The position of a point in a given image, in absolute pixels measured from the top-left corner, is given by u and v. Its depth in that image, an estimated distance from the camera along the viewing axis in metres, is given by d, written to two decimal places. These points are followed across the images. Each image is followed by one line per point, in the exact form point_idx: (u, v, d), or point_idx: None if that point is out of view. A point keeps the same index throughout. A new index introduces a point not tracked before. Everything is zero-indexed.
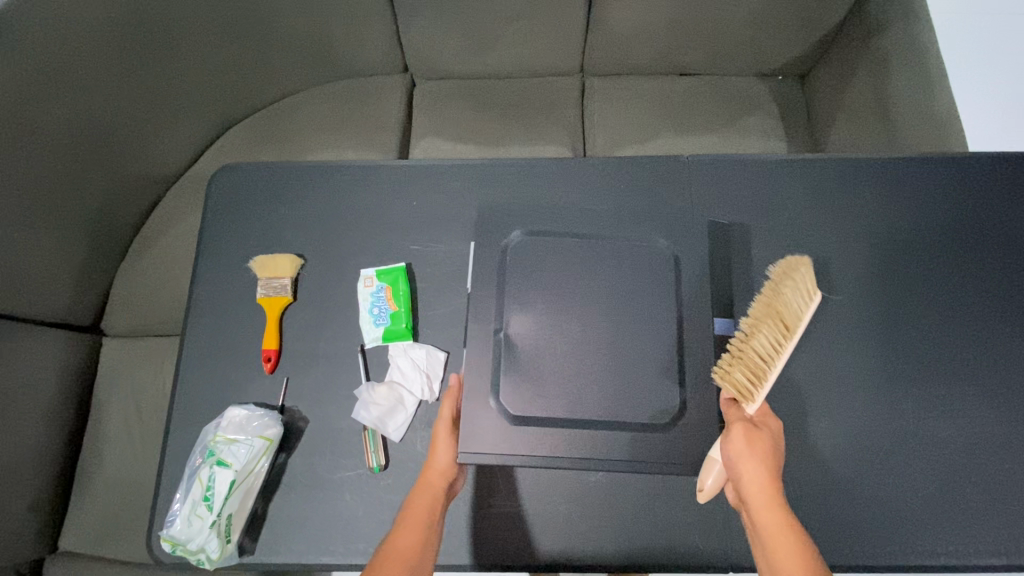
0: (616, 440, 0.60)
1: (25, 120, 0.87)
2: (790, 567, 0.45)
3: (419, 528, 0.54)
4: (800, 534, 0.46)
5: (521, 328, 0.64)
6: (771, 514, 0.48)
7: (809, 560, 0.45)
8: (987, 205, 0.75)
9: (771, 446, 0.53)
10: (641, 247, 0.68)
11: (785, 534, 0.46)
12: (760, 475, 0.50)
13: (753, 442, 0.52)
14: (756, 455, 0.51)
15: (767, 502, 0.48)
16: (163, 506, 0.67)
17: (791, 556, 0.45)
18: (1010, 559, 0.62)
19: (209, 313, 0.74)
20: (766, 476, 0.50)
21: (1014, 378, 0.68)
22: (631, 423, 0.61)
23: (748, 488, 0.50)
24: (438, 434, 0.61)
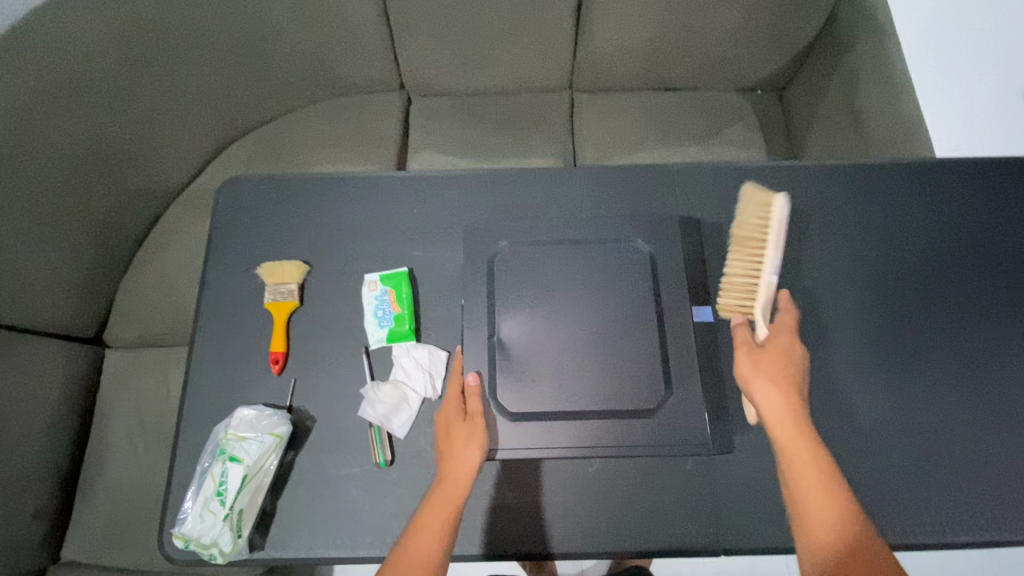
0: (611, 430, 0.64)
1: (29, 133, 0.92)
2: (800, 459, 0.55)
3: (435, 533, 0.57)
4: (809, 436, 0.57)
5: (514, 331, 0.68)
6: (793, 439, 0.57)
7: (820, 455, 0.56)
8: (950, 206, 0.81)
9: (778, 362, 0.62)
10: (630, 249, 0.72)
11: (797, 441, 0.56)
12: (779, 402, 0.59)
13: (757, 361, 0.62)
14: (763, 375, 0.61)
15: (787, 427, 0.57)
16: (172, 505, 0.69)
17: (803, 458, 0.55)
18: (981, 536, 0.65)
19: (218, 318, 0.77)
20: (784, 403, 0.59)
21: (978, 365, 0.73)
22: (625, 413, 0.65)
23: (762, 405, 0.60)
24: (462, 434, 0.63)
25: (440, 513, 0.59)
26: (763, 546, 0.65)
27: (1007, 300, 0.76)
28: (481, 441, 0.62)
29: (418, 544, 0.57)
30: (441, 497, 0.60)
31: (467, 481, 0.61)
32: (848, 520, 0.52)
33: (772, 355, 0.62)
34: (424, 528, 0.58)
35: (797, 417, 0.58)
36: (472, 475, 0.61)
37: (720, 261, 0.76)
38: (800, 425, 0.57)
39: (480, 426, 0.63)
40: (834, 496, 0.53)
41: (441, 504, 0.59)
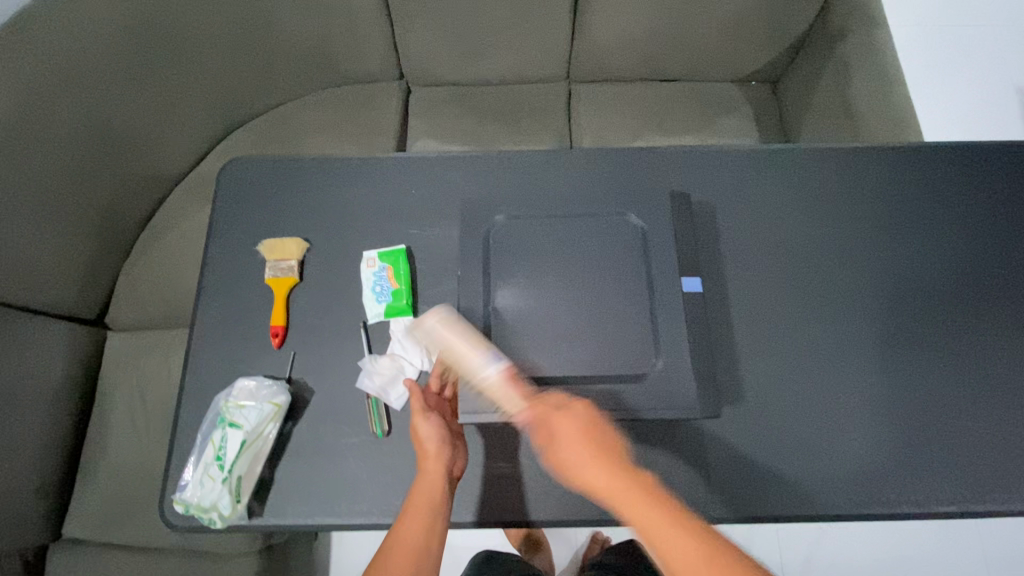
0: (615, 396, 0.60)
1: (39, 115, 0.95)
2: (657, 522, 0.48)
3: (421, 522, 0.60)
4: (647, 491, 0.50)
5: (508, 299, 0.64)
6: (631, 506, 0.49)
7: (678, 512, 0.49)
8: (936, 189, 0.82)
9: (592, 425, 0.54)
10: (621, 223, 0.67)
11: (642, 503, 0.49)
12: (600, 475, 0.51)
13: (587, 434, 0.53)
14: (582, 448, 0.52)
15: (629, 493, 0.49)
16: (172, 475, 0.70)
17: (660, 522, 0.47)
18: (963, 505, 0.67)
19: (220, 294, 0.78)
20: (600, 467, 0.51)
21: (963, 342, 0.74)
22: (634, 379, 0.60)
23: (595, 485, 0.51)
24: (422, 426, 0.65)
25: (418, 504, 0.61)
26: (751, 513, 0.67)
27: (996, 281, 0.77)
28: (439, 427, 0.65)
29: (404, 534, 0.59)
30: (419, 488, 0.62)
31: (439, 467, 0.63)
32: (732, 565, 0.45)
33: (563, 419, 0.54)
34: (409, 521, 0.60)
35: (631, 477, 0.51)
36: (443, 460, 0.63)
37: (712, 240, 0.78)
38: (638, 485, 0.50)
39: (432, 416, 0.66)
40: (689, 541, 0.47)
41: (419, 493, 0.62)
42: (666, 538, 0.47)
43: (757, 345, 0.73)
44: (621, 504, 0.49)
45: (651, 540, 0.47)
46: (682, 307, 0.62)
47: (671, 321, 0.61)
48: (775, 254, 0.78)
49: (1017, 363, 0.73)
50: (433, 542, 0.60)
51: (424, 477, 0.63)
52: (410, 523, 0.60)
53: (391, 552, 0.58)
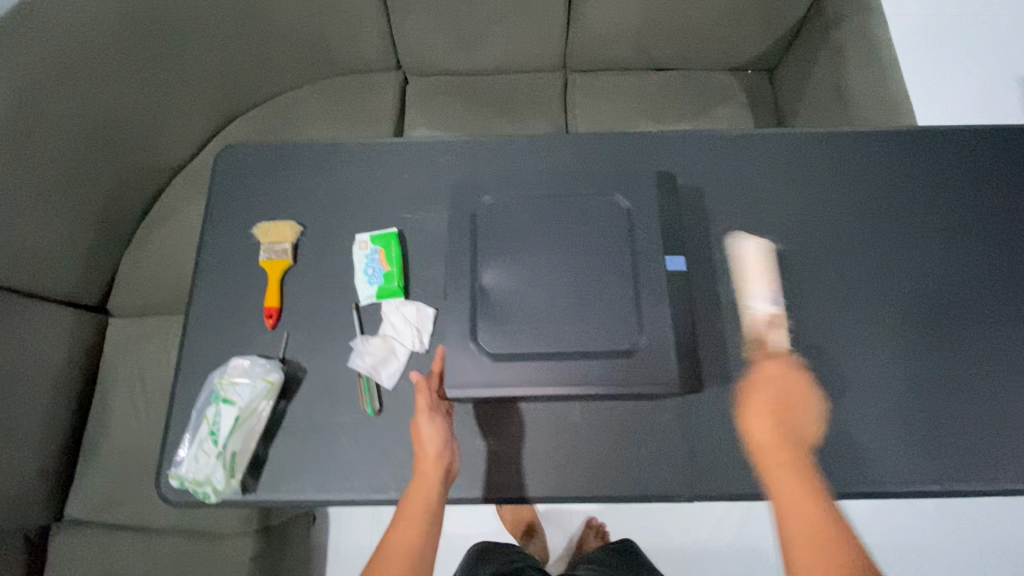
0: (596, 370, 0.61)
1: (38, 102, 0.96)
2: (792, 490, 0.57)
3: (417, 523, 0.61)
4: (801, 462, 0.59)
5: (494, 277, 0.65)
6: (777, 469, 0.59)
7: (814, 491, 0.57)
8: (925, 173, 0.83)
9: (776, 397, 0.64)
10: (608, 204, 0.68)
11: (790, 472, 0.58)
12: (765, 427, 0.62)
13: (774, 404, 0.63)
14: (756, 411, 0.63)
15: (776, 458, 0.59)
16: (168, 451, 0.72)
17: (795, 491, 0.57)
18: (933, 484, 0.69)
19: (215, 276, 0.80)
20: (770, 432, 0.61)
21: (942, 326, 0.76)
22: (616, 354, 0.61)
23: (756, 440, 0.62)
24: (424, 427, 0.65)
25: (416, 506, 0.62)
26: (731, 490, 0.69)
27: (979, 266, 0.78)
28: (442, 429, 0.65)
29: (399, 534, 0.61)
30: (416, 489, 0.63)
31: (438, 470, 0.64)
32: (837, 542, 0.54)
33: (764, 387, 0.65)
34: (405, 522, 0.61)
35: (786, 449, 0.60)
36: (442, 462, 0.64)
37: (701, 223, 0.78)
38: (792, 458, 0.59)
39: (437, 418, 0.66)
40: (815, 513, 0.56)
41: (415, 496, 0.63)
42: (798, 500, 0.56)
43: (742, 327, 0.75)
44: (773, 465, 0.59)
45: (780, 498, 0.57)
46: (666, 287, 0.63)
47: (655, 300, 0.62)
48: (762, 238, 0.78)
49: (996, 347, 0.75)
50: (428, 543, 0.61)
51: (420, 479, 0.63)
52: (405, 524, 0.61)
53: (388, 550, 0.60)
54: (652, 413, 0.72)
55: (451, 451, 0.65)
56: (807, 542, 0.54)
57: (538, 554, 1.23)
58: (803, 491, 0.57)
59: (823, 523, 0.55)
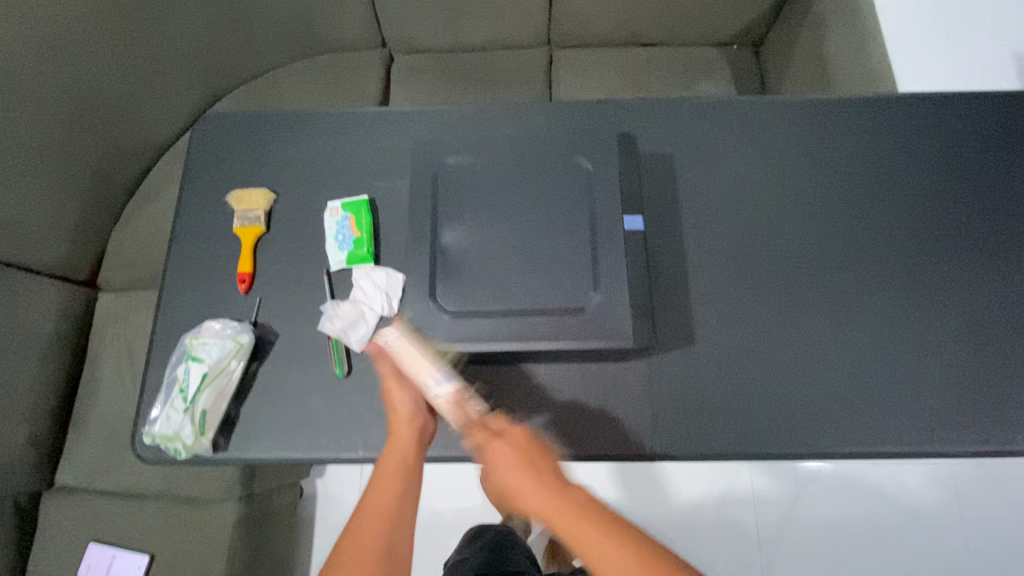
0: (553, 326, 0.61)
1: (23, 78, 0.97)
2: (592, 538, 0.50)
3: (395, 480, 0.60)
4: (584, 509, 0.52)
5: (455, 238, 0.66)
6: (577, 532, 0.50)
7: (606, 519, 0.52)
8: (899, 140, 0.82)
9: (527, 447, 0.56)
10: (570, 166, 0.68)
11: (583, 526, 0.51)
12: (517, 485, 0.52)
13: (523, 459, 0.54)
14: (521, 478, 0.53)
15: (566, 513, 0.51)
16: (143, 411, 0.74)
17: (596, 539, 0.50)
18: (895, 445, 0.69)
19: (191, 244, 0.81)
20: (539, 492, 0.52)
21: (912, 291, 0.75)
22: (576, 310, 0.62)
23: (540, 507, 0.52)
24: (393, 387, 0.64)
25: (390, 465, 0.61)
26: (693, 451, 0.70)
27: (950, 231, 0.78)
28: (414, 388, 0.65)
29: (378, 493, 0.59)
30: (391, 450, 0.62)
31: (412, 428, 0.64)
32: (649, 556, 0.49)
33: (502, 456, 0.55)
34: (382, 482, 0.60)
35: (570, 498, 0.52)
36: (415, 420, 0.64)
37: (669, 190, 0.79)
38: (573, 505, 0.52)
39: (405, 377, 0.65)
40: (619, 549, 0.49)
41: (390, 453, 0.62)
42: (600, 551, 0.49)
43: (708, 292, 0.75)
44: (566, 524, 0.51)
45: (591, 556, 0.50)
46: (623, 247, 0.64)
47: (613, 260, 0.63)
48: (731, 204, 0.79)
49: (966, 311, 0.75)
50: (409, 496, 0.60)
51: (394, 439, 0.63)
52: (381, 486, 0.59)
53: (367, 512, 0.57)
54: (617, 375, 0.73)
55: (425, 410, 0.66)
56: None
57: (522, 528, 1.23)
58: (595, 531, 0.51)
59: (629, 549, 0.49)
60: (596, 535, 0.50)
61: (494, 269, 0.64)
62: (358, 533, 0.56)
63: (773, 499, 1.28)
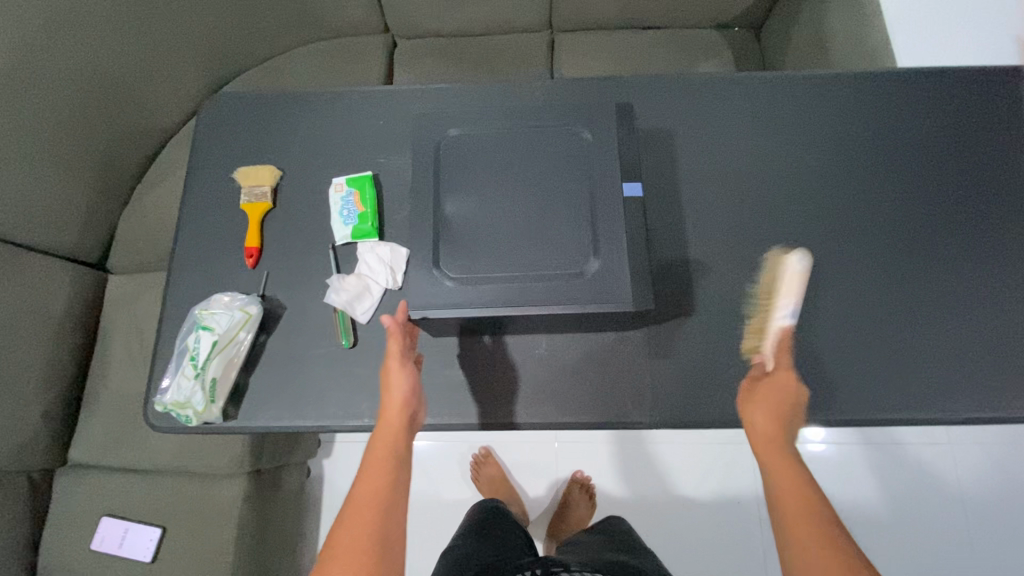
0: (553, 291, 0.62)
1: (33, 62, 0.99)
2: (783, 476, 0.59)
3: (383, 469, 0.62)
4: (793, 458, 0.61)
5: (457, 208, 0.67)
6: (776, 465, 0.60)
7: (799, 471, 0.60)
8: (898, 114, 0.83)
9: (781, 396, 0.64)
10: (571, 138, 0.69)
11: (781, 464, 0.60)
12: (764, 433, 0.62)
13: (765, 401, 0.64)
14: (762, 409, 0.63)
15: (771, 451, 0.61)
16: (154, 382, 0.76)
17: (787, 476, 0.59)
18: (894, 412, 0.71)
19: (199, 220, 0.83)
20: (771, 429, 0.62)
21: (910, 263, 0.76)
22: (577, 276, 0.63)
23: (756, 435, 0.63)
24: (392, 374, 0.66)
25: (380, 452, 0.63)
26: (692, 419, 0.71)
27: (947, 203, 0.79)
28: (410, 377, 0.67)
29: (364, 485, 0.61)
30: (380, 437, 0.64)
31: (403, 417, 0.65)
32: (818, 514, 0.57)
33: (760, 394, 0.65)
34: (370, 470, 0.62)
35: (782, 445, 0.61)
36: (407, 410, 0.65)
37: (668, 164, 0.80)
38: (783, 448, 0.61)
39: (404, 366, 0.67)
40: (800, 492, 0.58)
41: (377, 444, 0.64)
42: (784, 484, 0.59)
43: (707, 263, 0.76)
44: (771, 456, 0.61)
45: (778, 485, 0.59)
46: (622, 215, 0.65)
47: (613, 228, 0.64)
48: (730, 177, 0.80)
49: (963, 281, 0.76)
50: (396, 487, 0.62)
51: (383, 430, 0.65)
52: (368, 474, 0.62)
53: (355, 504, 0.60)
54: (617, 345, 0.74)
55: (417, 401, 0.67)
56: (796, 511, 0.57)
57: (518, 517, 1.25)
58: (801, 487, 0.58)
59: (805, 501, 0.58)
60: (790, 475, 0.59)
61: (498, 238, 0.65)
62: (346, 519, 0.59)
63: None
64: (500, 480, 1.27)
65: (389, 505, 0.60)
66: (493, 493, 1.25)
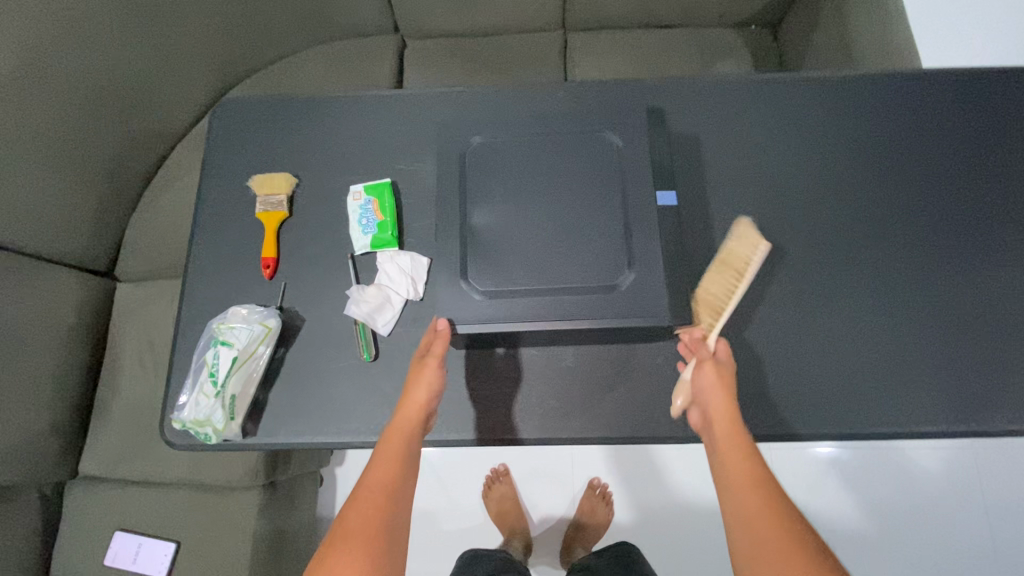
0: (586, 304, 0.61)
1: (41, 69, 0.96)
2: (734, 456, 0.57)
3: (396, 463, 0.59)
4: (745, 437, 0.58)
5: (484, 218, 0.65)
6: (729, 443, 0.58)
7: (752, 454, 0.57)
8: (931, 116, 0.81)
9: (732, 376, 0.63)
10: (600, 144, 0.67)
11: (735, 443, 0.58)
12: (722, 411, 0.60)
13: (722, 378, 0.62)
14: (721, 387, 0.61)
15: (727, 428, 0.58)
16: (171, 397, 0.74)
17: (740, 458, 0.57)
18: (935, 425, 0.69)
19: (213, 230, 0.81)
20: (726, 407, 0.60)
21: (947, 269, 0.74)
22: (609, 288, 0.61)
23: (713, 412, 0.60)
24: (423, 370, 0.64)
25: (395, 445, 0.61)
26: None
27: (984, 208, 0.77)
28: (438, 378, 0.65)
29: (376, 472, 0.58)
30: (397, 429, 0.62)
31: (422, 415, 0.63)
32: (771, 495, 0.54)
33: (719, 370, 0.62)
34: (382, 462, 0.59)
35: (737, 424, 0.59)
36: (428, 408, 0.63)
37: (695, 169, 0.78)
38: (738, 426, 0.59)
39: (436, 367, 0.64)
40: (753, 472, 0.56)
41: (395, 435, 0.62)
42: (738, 463, 0.56)
43: None
44: (727, 436, 0.58)
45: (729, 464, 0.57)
46: (655, 224, 0.63)
47: (646, 238, 0.62)
48: (759, 182, 0.78)
49: (1000, 288, 0.74)
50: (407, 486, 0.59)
51: (401, 422, 0.63)
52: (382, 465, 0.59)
53: (363, 492, 0.57)
54: (647, 356, 0.72)
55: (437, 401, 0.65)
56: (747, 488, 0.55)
57: (519, 552, 1.21)
58: (755, 466, 0.56)
59: (757, 481, 0.55)
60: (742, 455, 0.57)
61: (528, 249, 0.63)
62: (354, 509, 0.56)
63: (792, 487, 1.27)
64: (508, 504, 1.25)
65: (399, 498, 0.57)
66: (500, 520, 1.23)
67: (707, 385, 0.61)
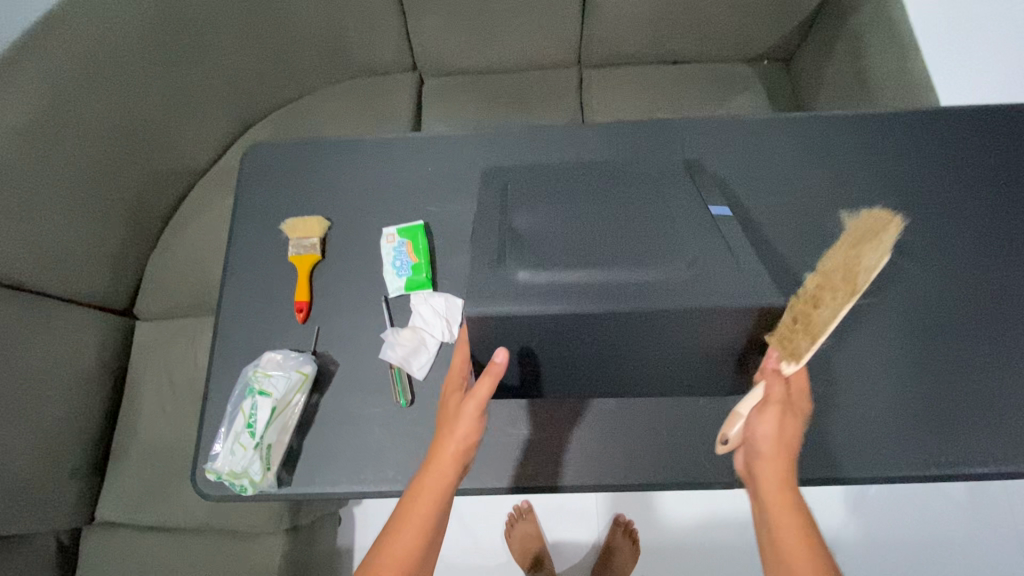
0: (644, 292, 0.53)
1: (72, 113, 0.97)
2: (782, 511, 0.51)
3: (422, 525, 0.56)
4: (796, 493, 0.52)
5: (527, 222, 0.61)
6: (778, 499, 0.52)
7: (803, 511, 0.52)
8: (958, 151, 0.82)
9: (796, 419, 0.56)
10: (639, 181, 0.67)
11: (784, 498, 0.52)
12: (775, 461, 0.53)
13: (785, 421, 0.55)
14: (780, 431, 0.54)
15: (775, 480, 0.53)
16: (204, 447, 0.72)
17: (788, 516, 0.51)
18: (997, 466, 0.66)
19: (245, 274, 0.80)
20: (780, 458, 0.54)
21: (993, 303, 0.73)
22: (669, 273, 0.54)
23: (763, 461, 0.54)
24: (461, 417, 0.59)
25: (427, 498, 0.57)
26: None
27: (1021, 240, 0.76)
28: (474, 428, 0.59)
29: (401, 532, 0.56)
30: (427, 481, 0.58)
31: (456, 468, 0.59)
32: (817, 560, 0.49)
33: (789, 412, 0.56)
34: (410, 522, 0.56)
35: (787, 480, 0.53)
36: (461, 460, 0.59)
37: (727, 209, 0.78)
38: (791, 480, 0.53)
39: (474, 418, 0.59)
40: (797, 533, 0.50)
41: (423, 497, 0.57)
42: (785, 519, 0.51)
43: None
44: (773, 488, 0.53)
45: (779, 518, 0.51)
46: (711, 229, 0.59)
47: (704, 241, 0.57)
48: (794, 219, 0.77)
49: None
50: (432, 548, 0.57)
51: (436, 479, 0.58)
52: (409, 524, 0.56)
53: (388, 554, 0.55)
54: (688, 399, 0.71)
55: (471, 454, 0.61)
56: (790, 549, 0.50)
57: None
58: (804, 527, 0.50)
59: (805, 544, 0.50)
60: (790, 512, 0.51)
61: (576, 248, 0.58)
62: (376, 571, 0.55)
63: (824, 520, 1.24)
64: (532, 542, 1.23)
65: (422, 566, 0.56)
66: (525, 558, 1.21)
67: (768, 431, 0.55)
